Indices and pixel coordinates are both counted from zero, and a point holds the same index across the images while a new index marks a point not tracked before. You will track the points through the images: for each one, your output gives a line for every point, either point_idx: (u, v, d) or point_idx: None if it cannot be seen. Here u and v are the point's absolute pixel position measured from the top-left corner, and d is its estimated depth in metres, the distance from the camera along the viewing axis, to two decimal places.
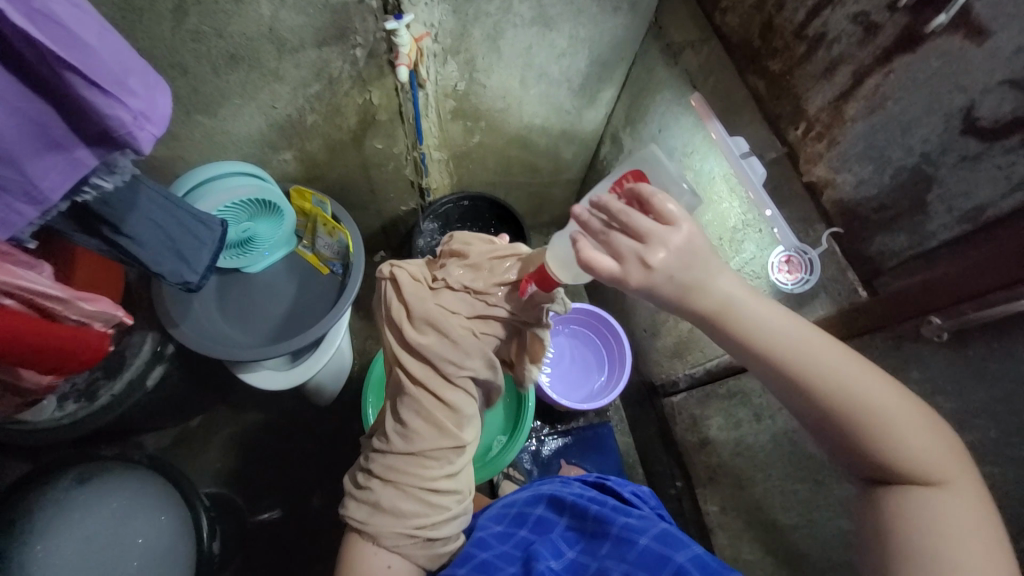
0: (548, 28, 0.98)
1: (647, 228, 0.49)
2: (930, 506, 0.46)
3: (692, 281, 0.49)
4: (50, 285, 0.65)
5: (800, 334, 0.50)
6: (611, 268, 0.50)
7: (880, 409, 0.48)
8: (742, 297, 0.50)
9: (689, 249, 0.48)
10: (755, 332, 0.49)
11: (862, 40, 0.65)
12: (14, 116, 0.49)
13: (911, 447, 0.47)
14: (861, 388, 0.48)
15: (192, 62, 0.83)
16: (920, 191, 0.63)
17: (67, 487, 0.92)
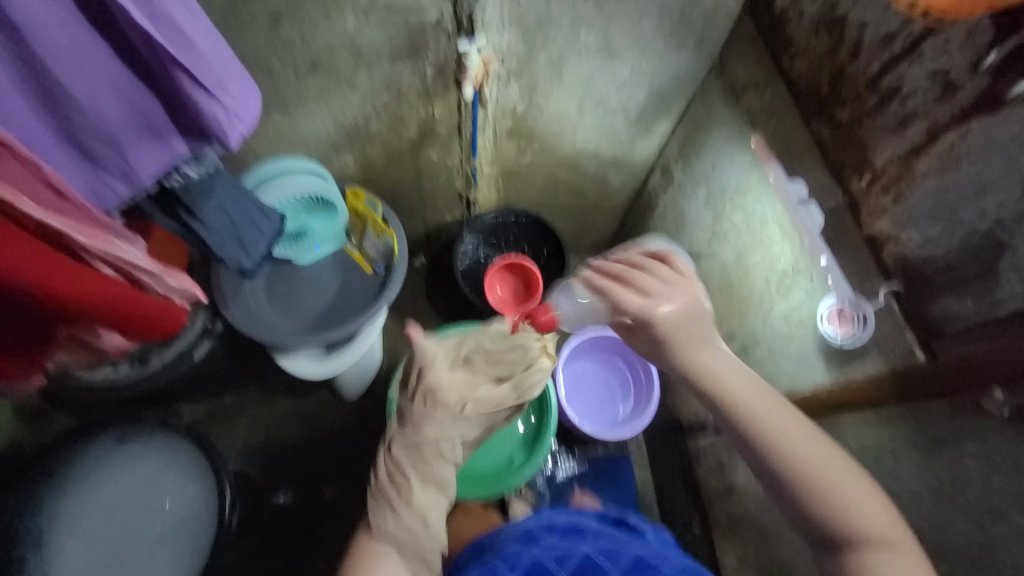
0: (611, 59, 1.00)
1: (650, 287, 0.77)
2: (881, 565, 0.59)
3: (690, 334, 0.75)
4: (142, 259, 0.64)
5: (785, 423, 0.68)
6: (637, 302, 0.76)
7: (835, 482, 0.64)
8: (722, 368, 0.74)
9: (687, 309, 0.75)
10: (732, 399, 0.71)
11: (939, 98, 0.63)
12: (124, 104, 0.54)
13: (868, 520, 0.62)
14: (828, 467, 0.65)
15: (278, 66, 0.90)
16: (992, 257, 0.60)
17: (109, 445, 0.98)
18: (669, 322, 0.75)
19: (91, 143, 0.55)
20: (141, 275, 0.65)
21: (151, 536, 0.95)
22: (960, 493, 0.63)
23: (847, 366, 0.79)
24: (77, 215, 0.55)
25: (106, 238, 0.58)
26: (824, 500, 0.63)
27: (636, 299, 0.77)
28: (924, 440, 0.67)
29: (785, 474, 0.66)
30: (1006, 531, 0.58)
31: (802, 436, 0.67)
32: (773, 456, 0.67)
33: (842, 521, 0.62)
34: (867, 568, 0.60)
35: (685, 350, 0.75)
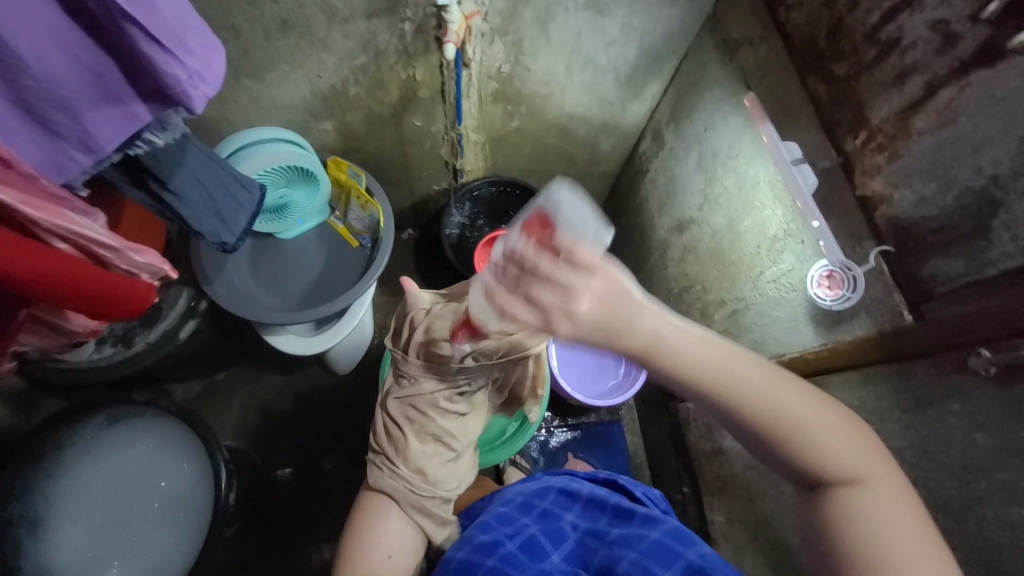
0: (600, 14, 0.95)
1: (543, 299, 0.49)
2: (861, 504, 0.51)
3: (619, 321, 0.50)
4: (103, 234, 0.62)
5: (741, 365, 0.53)
6: (532, 319, 0.50)
7: (802, 421, 0.52)
8: (669, 330, 0.52)
9: (608, 295, 0.49)
10: (679, 363, 0.52)
11: (939, 49, 0.61)
12: (75, 65, 0.50)
13: (837, 455, 0.52)
14: (793, 404, 0.52)
15: (245, 26, 0.84)
16: (984, 216, 0.59)
17: (98, 426, 0.97)
18: (582, 328, 0.49)
19: (43, 110, 0.50)
20: (101, 249, 0.63)
21: (148, 513, 0.95)
22: (942, 451, 0.64)
23: (836, 329, 0.79)
24: (30, 189, 0.52)
25: (62, 212, 0.56)
26: (790, 441, 0.52)
27: (530, 315, 0.50)
28: (909, 400, 0.68)
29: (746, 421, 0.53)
30: (987, 485, 0.59)
31: (761, 376, 0.52)
32: (733, 408, 0.53)
33: (810, 461, 0.52)
34: (843, 507, 0.51)
35: (618, 341, 0.50)
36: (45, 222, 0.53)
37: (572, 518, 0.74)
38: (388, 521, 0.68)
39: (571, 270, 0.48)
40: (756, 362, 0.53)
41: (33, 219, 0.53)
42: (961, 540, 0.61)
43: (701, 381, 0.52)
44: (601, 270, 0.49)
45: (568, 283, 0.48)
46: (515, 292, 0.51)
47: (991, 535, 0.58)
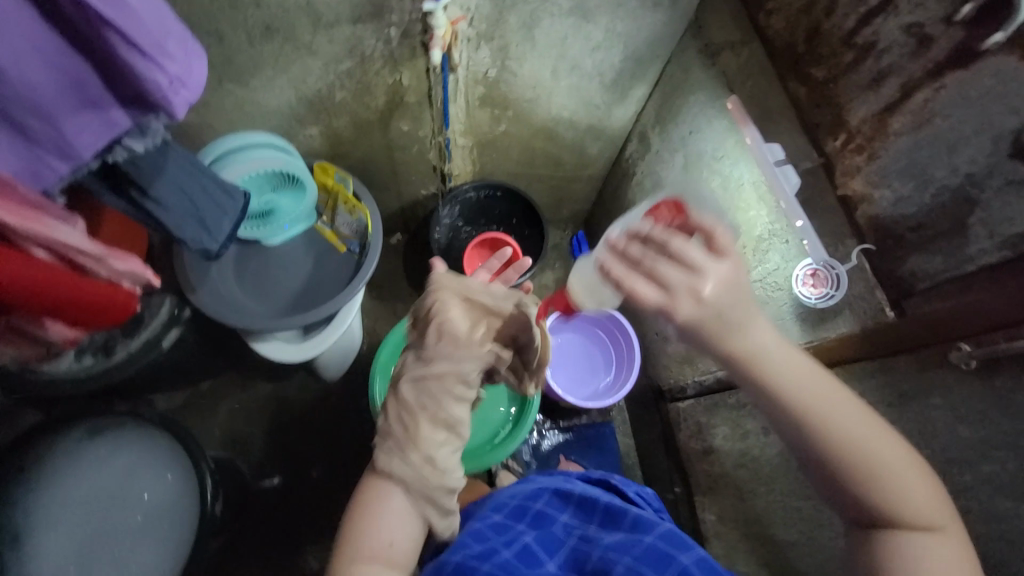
0: (585, 20, 0.96)
1: (671, 277, 0.54)
2: (922, 551, 0.52)
3: (733, 321, 0.54)
4: (81, 241, 0.62)
5: (836, 397, 0.55)
6: (657, 298, 0.54)
7: (885, 462, 0.54)
8: (775, 345, 0.56)
9: (733, 281, 0.54)
10: (777, 378, 0.55)
11: (914, 53, 0.62)
12: (51, 70, 0.48)
13: (911, 500, 0.53)
14: (884, 451, 0.54)
15: (228, 30, 0.83)
16: (962, 213, 0.60)
17: (79, 439, 0.95)
18: (705, 310, 0.53)
19: (19, 117, 0.49)
20: (81, 257, 0.63)
21: (132, 528, 0.92)
22: (925, 445, 0.65)
23: (820, 327, 0.80)
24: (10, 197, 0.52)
25: (41, 220, 0.56)
26: (866, 482, 0.54)
27: (654, 294, 0.54)
28: (893, 395, 0.69)
29: (827, 453, 0.55)
30: (971, 477, 0.60)
31: (856, 416, 0.55)
32: (821, 439, 0.55)
33: (888, 505, 0.54)
34: (912, 557, 0.52)
35: (722, 339, 0.55)
36: (17, 227, 0.53)
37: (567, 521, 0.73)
38: (388, 496, 0.62)
39: (699, 253, 0.54)
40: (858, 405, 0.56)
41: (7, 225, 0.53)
42: None
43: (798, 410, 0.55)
44: (726, 257, 0.55)
45: (696, 265, 0.54)
46: (638, 268, 0.55)
47: (976, 526, 0.59)
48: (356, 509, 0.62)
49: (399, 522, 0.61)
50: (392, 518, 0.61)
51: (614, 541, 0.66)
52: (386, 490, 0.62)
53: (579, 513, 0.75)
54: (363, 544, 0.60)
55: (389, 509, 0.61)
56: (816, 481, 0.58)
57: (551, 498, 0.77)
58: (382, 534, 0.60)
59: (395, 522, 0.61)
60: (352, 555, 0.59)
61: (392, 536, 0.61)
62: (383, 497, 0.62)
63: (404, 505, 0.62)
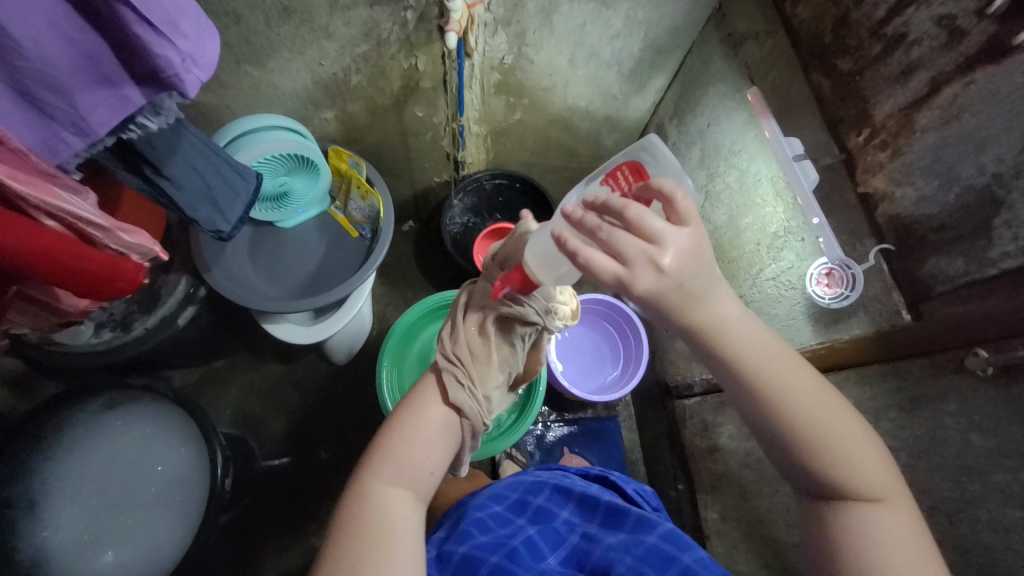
0: (604, 6, 0.94)
1: (628, 247, 0.46)
2: (873, 523, 0.51)
3: (694, 290, 0.49)
4: (90, 212, 0.61)
5: (786, 361, 0.53)
6: (617, 269, 0.47)
7: (832, 429, 0.52)
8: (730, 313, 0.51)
9: (697, 249, 0.47)
10: (729, 340, 0.51)
11: (945, 45, 0.60)
12: (67, 46, 0.49)
13: (860, 470, 0.52)
14: (832, 421, 0.52)
15: (246, 11, 0.84)
16: (986, 214, 0.58)
17: (96, 409, 0.98)
18: (665, 281, 0.47)
19: (35, 91, 0.49)
20: (92, 229, 0.62)
21: (142, 497, 0.95)
22: (935, 452, 0.63)
23: (834, 328, 0.78)
24: (18, 165, 0.51)
25: (50, 189, 0.54)
26: (815, 450, 0.52)
27: (609, 264, 0.47)
28: (904, 400, 0.67)
29: (773, 419, 0.53)
30: (981, 487, 0.58)
31: (804, 385, 0.53)
32: (768, 407, 0.52)
33: (836, 474, 0.52)
34: (860, 531, 0.51)
35: (685, 309, 0.49)
36: (28, 196, 0.52)
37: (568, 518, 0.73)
38: (431, 412, 0.61)
39: (660, 219, 0.47)
40: (809, 376, 0.53)
41: (16, 194, 0.52)
42: (950, 540, 0.60)
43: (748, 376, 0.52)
44: (687, 225, 0.48)
45: (655, 234, 0.47)
46: (595, 238, 0.48)
47: (984, 536, 0.57)
48: (396, 418, 0.61)
49: (438, 441, 0.60)
50: (432, 435, 0.60)
51: (616, 543, 0.66)
52: (431, 405, 0.61)
53: (581, 510, 0.74)
54: (407, 456, 0.58)
55: (432, 424, 0.60)
56: (768, 453, 0.56)
57: (552, 492, 0.77)
58: (421, 448, 0.59)
59: (435, 439, 0.60)
60: (389, 461, 0.58)
61: (431, 453, 0.60)
62: (426, 413, 0.61)
63: (446, 424, 0.61)
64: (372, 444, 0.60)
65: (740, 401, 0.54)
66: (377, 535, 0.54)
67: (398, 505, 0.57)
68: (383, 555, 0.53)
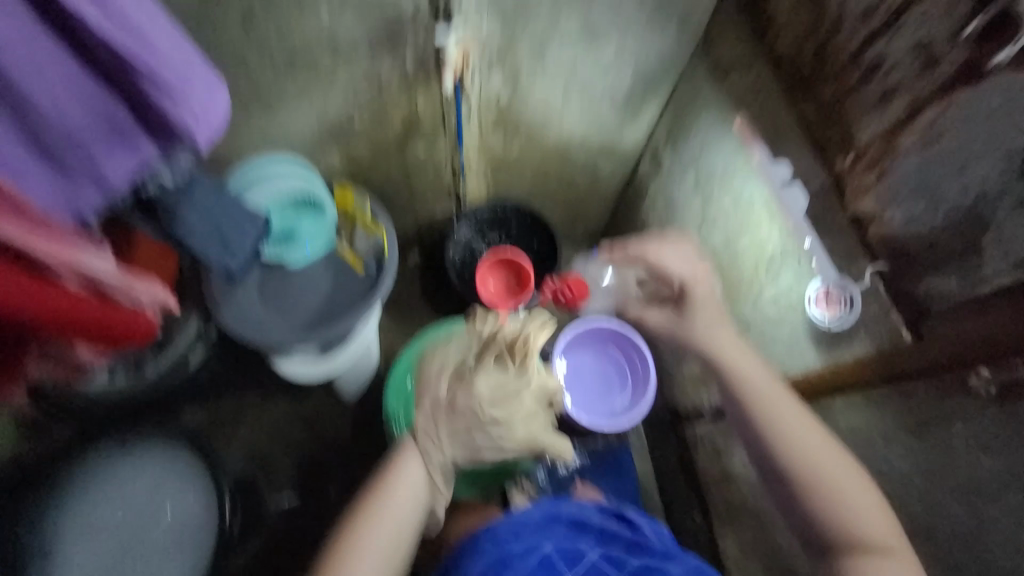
0: (593, 45, 0.99)
1: (684, 255, 0.91)
2: (876, 565, 0.65)
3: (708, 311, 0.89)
4: (110, 271, 0.63)
5: (798, 427, 0.74)
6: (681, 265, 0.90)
7: (842, 488, 0.69)
8: (741, 369, 0.81)
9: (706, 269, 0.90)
10: (745, 388, 0.79)
11: (920, 72, 0.62)
12: (88, 107, 0.53)
13: (866, 521, 0.67)
14: (836, 475, 0.70)
15: (256, 66, 0.89)
16: (975, 232, 0.58)
17: (109, 450, 0.99)
18: (699, 275, 0.90)
19: (58, 149, 0.53)
20: (108, 286, 0.64)
21: (152, 537, 0.96)
22: (948, 474, 0.61)
23: (835, 348, 0.77)
24: (49, 235, 0.54)
25: (72, 254, 0.57)
26: (824, 497, 0.70)
27: (672, 263, 0.90)
28: (912, 422, 0.66)
29: (792, 470, 0.72)
30: (995, 510, 0.56)
31: (815, 441, 0.73)
32: (781, 453, 0.73)
33: (843, 521, 0.68)
34: (867, 574, 0.65)
35: (712, 307, 0.89)
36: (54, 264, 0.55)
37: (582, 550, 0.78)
38: (404, 492, 0.79)
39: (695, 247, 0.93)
40: (819, 435, 0.73)
41: (44, 262, 0.54)
42: (970, 566, 0.58)
43: (756, 414, 0.77)
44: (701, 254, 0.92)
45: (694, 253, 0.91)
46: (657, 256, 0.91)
47: (1001, 561, 0.55)
48: (377, 502, 0.78)
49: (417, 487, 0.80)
50: (401, 512, 0.78)
51: None
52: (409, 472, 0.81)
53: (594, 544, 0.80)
54: (383, 508, 0.78)
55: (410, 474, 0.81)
56: (782, 499, 0.76)
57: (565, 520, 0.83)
58: (396, 512, 0.78)
59: (405, 511, 0.79)
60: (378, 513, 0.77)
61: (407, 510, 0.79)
62: (394, 502, 0.78)
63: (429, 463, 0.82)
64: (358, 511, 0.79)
65: (758, 443, 0.77)
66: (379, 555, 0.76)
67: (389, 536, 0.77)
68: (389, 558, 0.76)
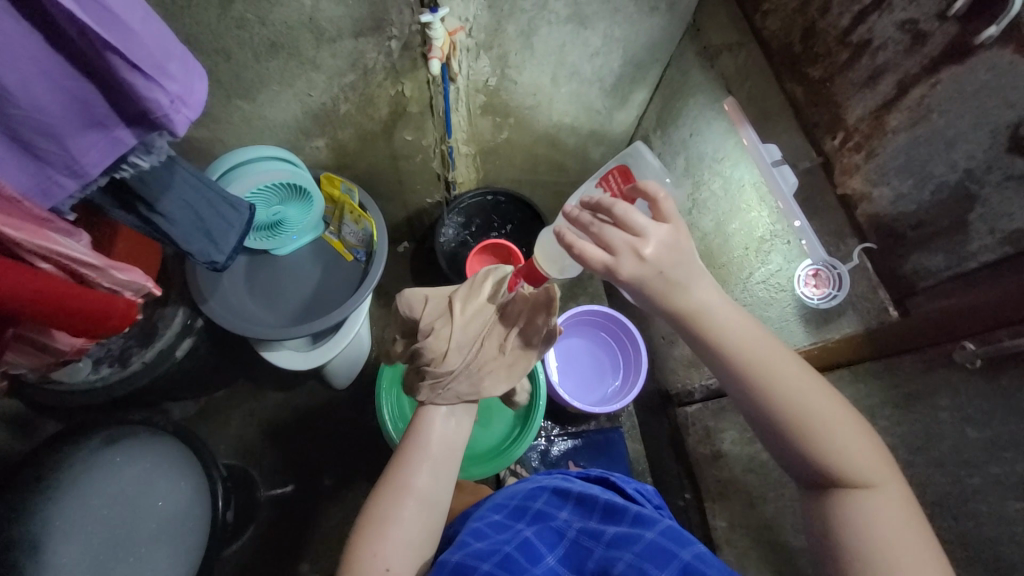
0: (582, 27, 0.97)
1: (614, 238, 0.52)
2: (869, 506, 0.50)
3: (675, 277, 0.53)
4: (86, 253, 0.61)
5: (777, 356, 0.53)
6: (603, 258, 0.52)
7: (829, 417, 0.52)
8: (718, 303, 0.54)
9: (675, 243, 0.52)
10: (716, 331, 0.53)
11: (909, 49, 0.61)
12: (59, 93, 0.50)
13: (855, 456, 0.51)
14: (821, 405, 0.52)
15: (235, 48, 0.86)
16: (962, 209, 0.58)
17: (95, 447, 0.97)
18: (645, 269, 0.52)
19: (28, 136, 0.50)
20: (84, 269, 0.61)
21: (144, 534, 0.94)
22: (933, 447, 0.62)
23: (824, 328, 0.78)
24: (16, 213, 0.52)
25: (45, 234, 0.55)
26: (812, 433, 0.52)
27: (599, 254, 0.53)
28: (898, 397, 0.67)
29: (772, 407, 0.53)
30: (980, 480, 0.57)
31: (797, 371, 0.53)
32: (757, 392, 0.53)
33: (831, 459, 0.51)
34: (853, 517, 0.50)
35: (665, 296, 0.53)
36: (24, 243, 0.52)
37: (566, 518, 0.71)
38: (433, 454, 0.68)
39: (643, 216, 0.53)
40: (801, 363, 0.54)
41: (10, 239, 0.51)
42: (952, 535, 0.60)
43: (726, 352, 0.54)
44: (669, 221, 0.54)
45: (638, 228, 0.52)
46: (587, 233, 0.55)
47: (985, 530, 0.57)
48: (398, 477, 0.66)
49: (445, 458, 0.69)
50: (430, 485, 0.67)
51: (613, 538, 0.64)
52: (431, 442, 0.69)
53: (580, 509, 0.73)
54: (405, 480, 0.66)
55: (438, 437, 0.70)
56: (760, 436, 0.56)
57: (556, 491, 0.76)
58: (423, 481, 0.66)
59: (433, 485, 0.67)
60: (405, 485, 0.65)
61: (433, 487, 0.67)
62: (420, 471, 0.67)
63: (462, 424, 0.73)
64: (379, 484, 0.67)
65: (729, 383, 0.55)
66: (399, 548, 0.62)
67: (417, 519, 0.65)
68: (411, 553, 0.63)
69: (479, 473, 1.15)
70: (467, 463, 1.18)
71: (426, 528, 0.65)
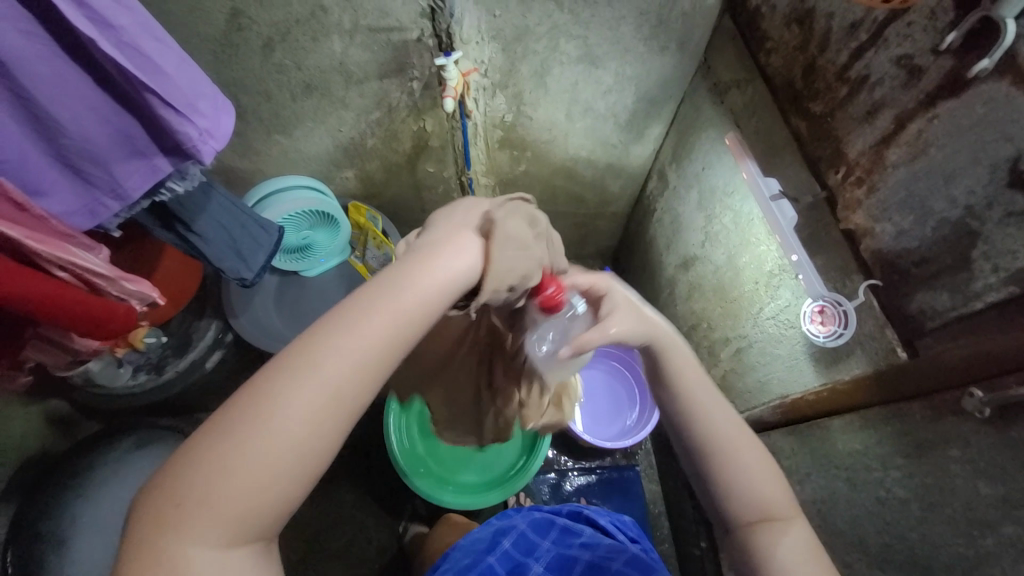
0: (594, 66, 1.00)
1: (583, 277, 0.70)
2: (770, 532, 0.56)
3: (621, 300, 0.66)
4: (99, 264, 0.65)
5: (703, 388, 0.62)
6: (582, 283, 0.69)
7: (740, 449, 0.59)
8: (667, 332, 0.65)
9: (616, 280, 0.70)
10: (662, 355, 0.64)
11: (905, 84, 0.60)
12: (106, 127, 0.59)
13: (761, 488, 0.58)
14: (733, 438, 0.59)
15: (274, 90, 0.96)
16: (963, 246, 0.55)
17: (126, 450, 1.04)
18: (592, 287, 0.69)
19: (79, 163, 0.59)
20: (95, 278, 0.66)
21: None
22: (946, 503, 0.59)
23: (835, 368, 0.74)
24: (38, 227, 0.57)
25: (62, 246, 0.60)
26: (725, 465, 0.58)
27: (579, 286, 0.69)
28: (910, 446, 0.63)
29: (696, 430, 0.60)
30: (994, 542, 0.54)
31: (720, 413, 0.60)
32: (686, 415, 0.61)
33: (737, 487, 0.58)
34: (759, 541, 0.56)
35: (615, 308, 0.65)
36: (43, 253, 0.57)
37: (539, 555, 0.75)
38: (388, 326, 0.44)
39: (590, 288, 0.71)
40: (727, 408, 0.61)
41: (30, 250, 0.56)
42: None
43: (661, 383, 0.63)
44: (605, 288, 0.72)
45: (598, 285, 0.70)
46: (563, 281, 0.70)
47: None
48: (328, 337, 0.41)
49: (397, 341, 0.44)
50: (357, 369, 0.41)
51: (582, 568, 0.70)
52: (371, 316, 0.43)
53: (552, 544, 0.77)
54: (328, 346, 0.41)
55: (410, 302, 0.45)
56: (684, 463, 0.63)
57: (527, 532, 0.80)
58: (341, 370, 0.41)
59: (362, 372, 0.42)
60: (308, 364, 0.40)
61: (365, 373, 0.42)
62: (353, 341, 0.42)
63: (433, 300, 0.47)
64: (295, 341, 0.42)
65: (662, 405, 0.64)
66: (264, 461, 0.38)
67: (310, 424, 0.39)
68: (286, 475, 0.39)
69: (495, 499, 1.15)
70: (471, 489, 1.18)
71: (323, 442, 0.40)
